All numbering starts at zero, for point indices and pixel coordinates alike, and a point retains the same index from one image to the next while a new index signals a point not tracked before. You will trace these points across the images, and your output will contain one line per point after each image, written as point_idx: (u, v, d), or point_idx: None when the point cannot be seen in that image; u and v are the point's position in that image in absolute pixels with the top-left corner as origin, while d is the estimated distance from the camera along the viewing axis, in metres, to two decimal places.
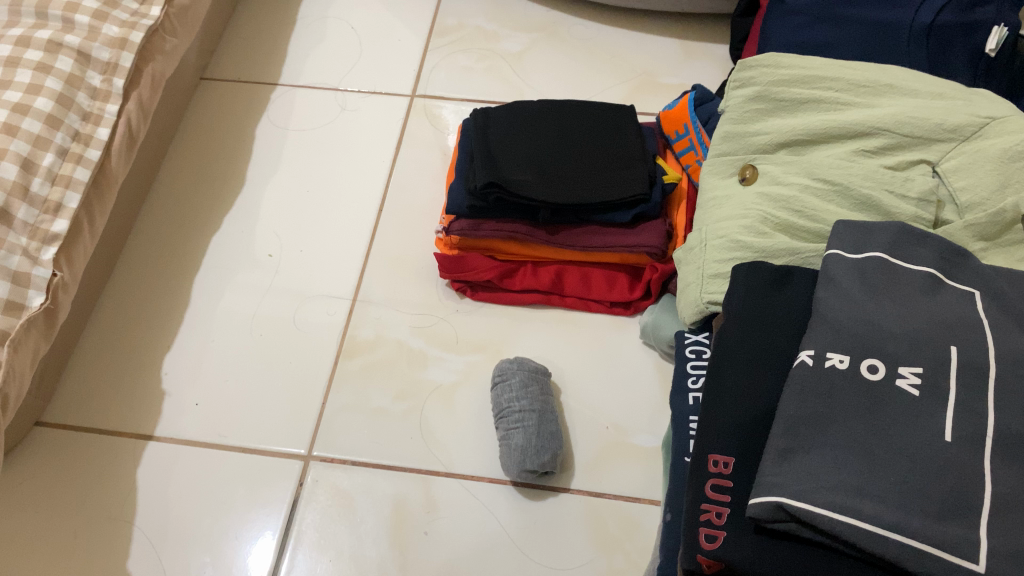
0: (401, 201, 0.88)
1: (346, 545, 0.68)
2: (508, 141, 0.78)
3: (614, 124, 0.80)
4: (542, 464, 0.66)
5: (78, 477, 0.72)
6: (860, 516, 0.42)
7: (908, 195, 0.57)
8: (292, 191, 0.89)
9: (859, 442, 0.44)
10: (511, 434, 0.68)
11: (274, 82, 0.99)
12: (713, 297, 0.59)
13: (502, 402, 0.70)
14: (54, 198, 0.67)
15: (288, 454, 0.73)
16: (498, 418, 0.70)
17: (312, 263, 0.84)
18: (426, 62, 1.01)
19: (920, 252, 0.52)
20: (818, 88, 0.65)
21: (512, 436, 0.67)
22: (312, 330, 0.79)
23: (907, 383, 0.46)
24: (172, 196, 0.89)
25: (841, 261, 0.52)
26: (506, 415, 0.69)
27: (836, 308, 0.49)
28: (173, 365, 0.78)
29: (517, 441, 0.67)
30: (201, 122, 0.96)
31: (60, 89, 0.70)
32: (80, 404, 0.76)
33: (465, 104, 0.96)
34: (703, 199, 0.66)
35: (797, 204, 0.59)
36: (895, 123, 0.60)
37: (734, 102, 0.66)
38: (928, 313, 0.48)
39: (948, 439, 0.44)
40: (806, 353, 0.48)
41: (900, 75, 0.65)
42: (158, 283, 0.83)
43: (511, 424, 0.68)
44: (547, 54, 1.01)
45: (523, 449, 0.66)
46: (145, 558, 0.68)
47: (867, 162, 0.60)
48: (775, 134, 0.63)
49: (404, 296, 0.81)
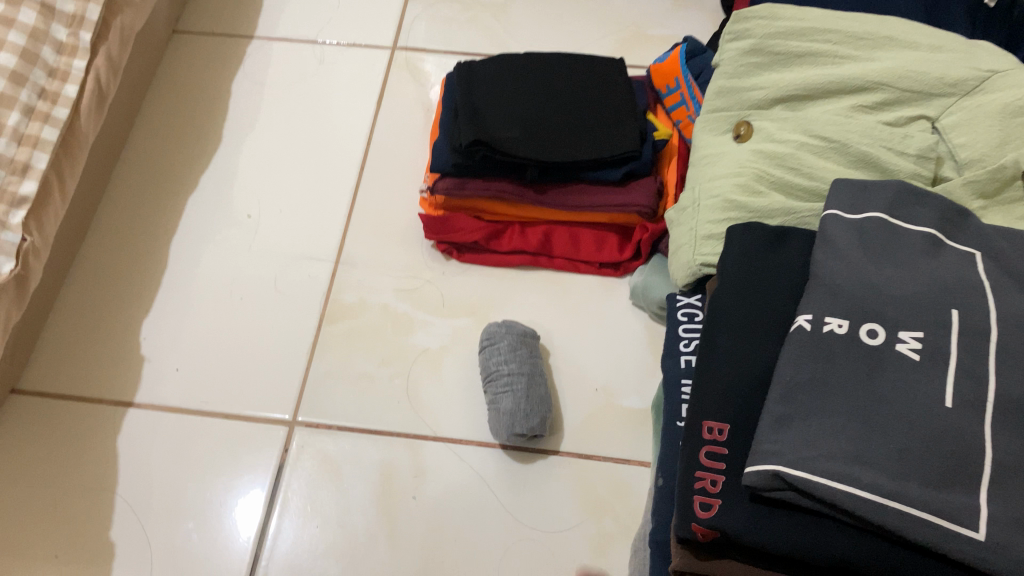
0: (384, 159, 0.86)
1: (332, 511, 0.67)
2: (493, 96, 0.75)
3: (604, 78, 0.78)
4: (531, 428, 0.65)
5: (57, 445, 0.70)
6: (858, 484, 0.41)
7: (907, 152, 0.56)
8: (271, 149, 0.87)
9: (857, 409, 0.44)
10: (500, 400, 0.66)
11: (250, 35, 0.96)
12: (706, 258, 0.57)
13: (490, 369, 0.68)
14: (21, 158, 0.64)
15: (273, 420, 0.71)
16: (487, 386, 0.68)
17: (293, 224, 0.82)
18: (408, 13, 0.97)
19: (920, 211, 0.50)
20: (816, 41, 0.62)
21: (501, 402, 0.66)
22: (294, 294, 0.77)
23: (906, 348, 0.44)
24: (147, 153, 0.86)
25: (839, 222, 0.50)
26: (493, 382, 0.67)
27: (835, 271, 0.48)
28: (151, 330, 0.76)
29: (507, 407, 0.66)
30: (175, 77, 0.92)
31: (23, 43, 0.66)
32: (58, 370, 0.73)
33: (448, 58, 0.93)
34: (696, 156, 0.64)
35: (792, 161, 0.58)
36: (893, 78, 0.58)
37: (728, 55, 0.64)
38: (927, 275, 0.47)
39: (948, 405, 0.42)
40: (804, 317, 0.47)
41: (902, 26, 0.62)
42: (133, 245, 0.80)
43: (500, 390, 0.67)
44: (532, 5, 0.98)
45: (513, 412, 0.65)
46: (129, 528, 0.67)
47: (865, 118, 0.58)
48: (770, 89, 0.61)
49: (388, 258, 0.79)
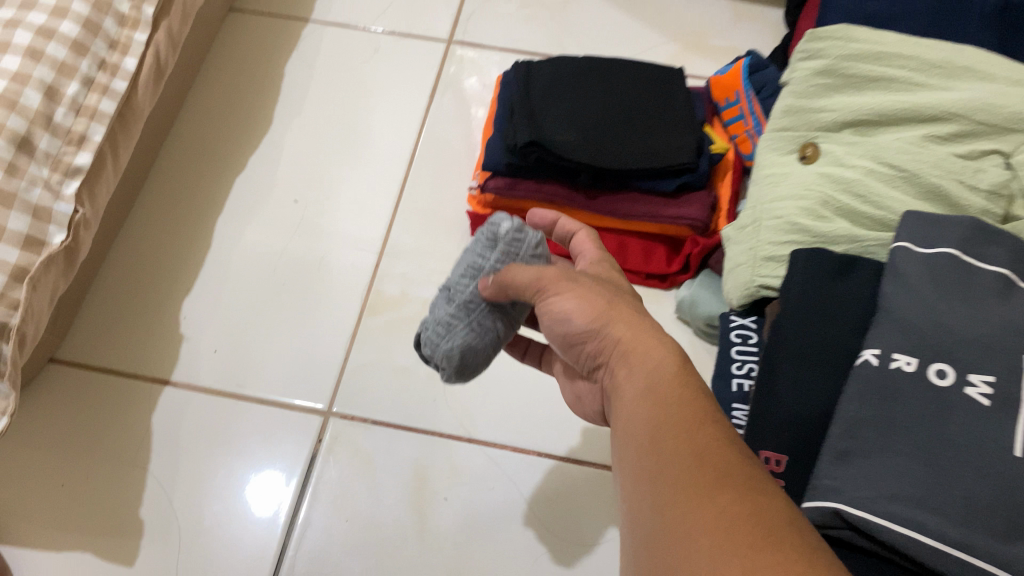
0: (433, 153, 0.85)
1: (362, 506, 0.67)
2: (551, 98, 0.75)
3: (663, 87, 0.77)
4: (467, 366, 0.48)
5: (90, 418, 0.69)
6: (923, 530, 0.39)
7: (978, 187, 0.55)
8: (320, 133, 0.86)
9: (922, 450, 0.42)
10: (480, 301, 0.48)
11: (306, 18, 0.95)
12: (766, 280, 0.57)
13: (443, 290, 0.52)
14: (78, 130, 0.64)
15: (308, 409, 0.71)
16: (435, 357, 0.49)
17: (339, 212, 0.81)
18: (465, 6, 0.96)
19: (993, 252, 0.49)
20: (891, 66, 0.62)
21: (482, 320, 0.48)
22: (337, 283, 0.77)
23: (976, 392, 0.43)
24: (196, 130, 0.86)
25: (910, 256, 0.50)
26: (460, 272, 0.49)
27: (905, 305, 0.47)
28: (191, 308, 0.75)
29: (493, 321, 0.49)
30: (229, 54, 0.92)
31: (86, 14, 0.66)
32: (97, 342, 0.73)
33: (503, 54, 0.92)
34: (757, 174, 0.63)
35: (860, 188, 0.56)
36: (969, 109, 0.57)
37: (799, 74, 0.64)
38: (1002, 318, 0.46)
39: (1018, 454, 0.41)
40: (871, 352, 0.46)
41: (979, 54, 0.61)
42: (179, 222, 0.80)
43: (474, 282, 0.49)
44: (592, 7, 0.97)
45: (509, 322, 0.50)
46: (159, 506, 0.66)
47: (937, 148, 0.57)
48: (841, 112, 0.60)
49: (433, 252, 0.79)
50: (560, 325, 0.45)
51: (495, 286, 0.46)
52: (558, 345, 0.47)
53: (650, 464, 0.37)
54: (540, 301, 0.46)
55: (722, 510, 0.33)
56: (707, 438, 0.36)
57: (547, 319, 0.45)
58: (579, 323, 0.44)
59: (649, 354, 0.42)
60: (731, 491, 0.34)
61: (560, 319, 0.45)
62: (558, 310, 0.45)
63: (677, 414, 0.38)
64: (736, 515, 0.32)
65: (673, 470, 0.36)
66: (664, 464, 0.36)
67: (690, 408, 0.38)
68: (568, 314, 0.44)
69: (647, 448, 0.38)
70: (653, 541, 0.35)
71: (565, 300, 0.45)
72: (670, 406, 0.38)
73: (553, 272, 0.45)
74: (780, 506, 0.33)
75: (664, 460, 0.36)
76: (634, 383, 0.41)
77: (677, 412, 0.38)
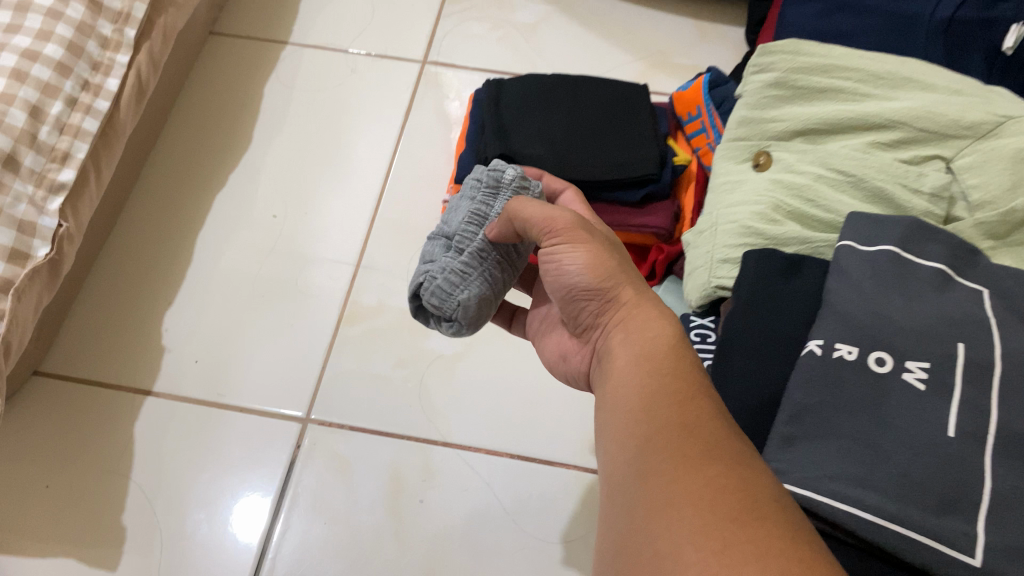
0: (408, 168, 0.88)
1: (341, 509, 0.69)
2: (520, 113, 0.78)
3: (628, 103, 0.80)
4: (477, 313, 0.52)
5: (74, 427, 0.71)
6: (861, 505, 0.42)
7: (921, 190, 0.58)
8: (298, 150, 0.89)
9: (863, 434, 0.45)
10: (490, 249, 0.52)
11: (284, 40, 0.98)
12: (721, 282, 0.59)
13: (436, 245, 0.56)
14: (62, 147, 0.67)
15: (287, 416, 0.73)
16: (441, 309, 0.52)
17: (317, 226, 0.84)
18: (439, 27, 0.99)
19: (931, 248, 0.52)
20: (838, 77, 0.65)
21: (493, 268, 0.52)
22: (315, 295, 0.79)
23: (913, 377, 0.46)
24: (178, 149, 0.88)
25: (853, 253, 0.53)
26: (464, 220, 0.54)
27: (847, 298, 0.50)
28: (173, 321, 0.77)
29: (501, 271, 0.53)
30: (209, 76, 0.94)
31: (70, 37, 0.69)
32: (81, 355, 0.75)
33: (475, 73, 0.95)
34: (714, 182, 0.66)
35: (809, 193, 0.59)
36: (911, 117, 0.60)
37: (752, 86, 0.67)
38: (937, 309, 0.48)
39: (951, 434, 0.43)
40: (815, 342, 0.49)
41: (920, 66, 0.65)
42: (161, 238, 0.82)
43: (479, 230, 0.53)
44: (561, 27, 1.00)
45: (512, 273, 0.54)
46: (141, 512, 0.68)
47: (882, 154, 0.60)
48: (792, 122, 0.64)
49: (408, 263, 0.82)
50: (566, 277, 0.48)
51: (508, 223, 0.50)
52: (558, 293, 0.50)
53: (641, 428, 0.39)
54: (547, 244, 0.48)
55: (712, 482, 0.35)
56: (698, 412, 0.39)
57: (549, 266, 0.48)
58: (587, 277, 0.47)
59: (653, 324, 0.44)
60: (719, 464, 0.35)
61: (569, 268, 0.47)
62: (562, 258, 0.47)
63: (674, 385, 0.40)
64: (724, 490, 0.34)
65: (662, 440, 0.37)
66: (655, 432, 0.38)
67: (687, 384, 0.40)
68: (570, 264, 0.47)
69: (640, 411, 0.40)
70: (636, 504, 0.36)
71: (570, 250, 0.47)
72: (668, 379, 0.41)
73: (565, 219, 0.48)
74: (766, 484, 0.35)
75: (655, 425, 0.38)
76: (637, 346, 0.44)
77: (675, 384, 0.40)
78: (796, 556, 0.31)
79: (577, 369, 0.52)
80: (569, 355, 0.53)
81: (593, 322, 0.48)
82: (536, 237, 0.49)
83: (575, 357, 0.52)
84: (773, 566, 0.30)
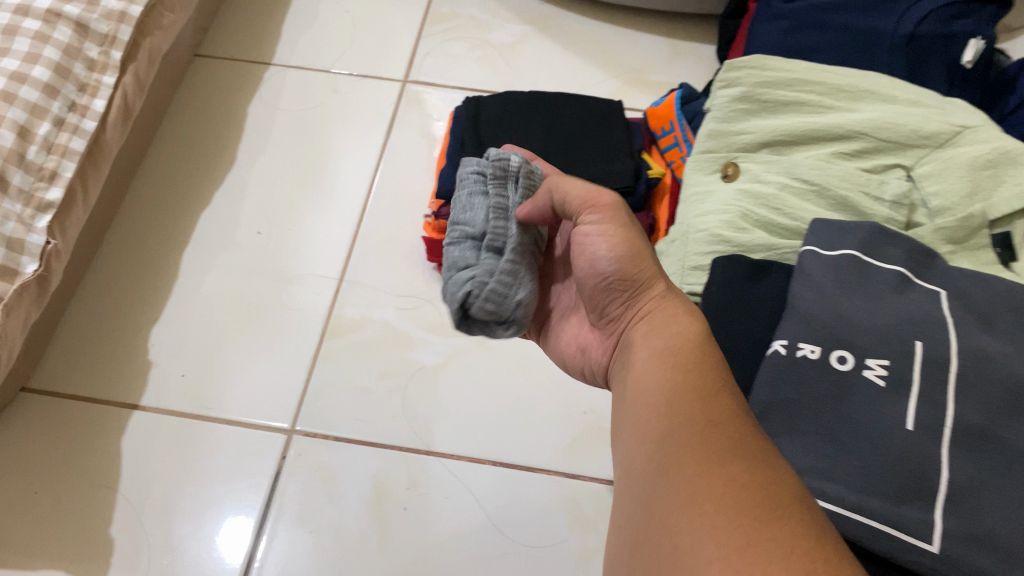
0: (390, 185, 0.90)
1: (326, 517, 0.70)
2: (499, 129, 0.80)
3: (603, 118, 0.83)
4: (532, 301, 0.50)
5: (61, 443, 0.72)
6: (824, 496, 0.44)
7: (883, 198, 0.60)
8: (282, 169, 0.91)
9: (826, 428, 0.47)
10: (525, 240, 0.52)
11: (268, 62, 1.00)
12: (693, 288, 0.62)
13: (456, 248, 0.52)
14: (49, 166, 0.68)
15: (273, 428, 0.74)
16: (498, 312, 0.49)
17: (302, 242, 0.85)
18: (420, 48, 1.02)
19: (891, 251, 0.54)
20: (802, 91, 0.68)
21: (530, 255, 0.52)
22: (300, 310, 0.81)
23: (873, 373, 0.48)
24: (164, 169, 0.90)
25: (816, 258, 0.55)
26: (494, 213, 0.52)
27: (809, 301, 0.52)
28: (160, 337, 0.79)
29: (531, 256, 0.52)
30: (195, 97, 0.96)
31: (58, 59, 0.71)
32: (68, 372, 0.76)
33: (455, 92, 0.97)
34: (686, 193, 0.68)
35: (775, 202, 0.61)
36: (872, 128, 0.63)
37: (720, 101, 0.70)
38: (896, 310, 0.50)
39: (910, 427, 0.45)
40: (780, 343, 0.51)
41: (880, 80, 0.68)
42: (147, 256, 0.84)
43: (508, 221, 0.52)
44: (539, 46, 1.03)
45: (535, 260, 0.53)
46: (128, 524, 0.69)
47: (844, 164, 0.63)
48: (758, 134, 0.66)
49: (391, 277, 0.83)
50: (598, 263, 0.49)
51: (546, 198, 0.51)
52: (585, 285, 0.51)
53: (663, 427, 0.40)
54: (583, 219, 0.50)
55: (736, 478, 0.35)
56: (720, 410, 0.39)
57: (581, 245, 0.50)
58: (623, 269, 0.48)
59: (679, 323, 0.46)
60: (742, 461, 0.36)
61: (603, 260, 0.49)
62: (598, 242, 0.49)
63: (697, 385, 0.41)
64: (748, 487, 0.34)
65: (685, 437, 0.38)
66: (677, 431, 0.39)
67: (709, 385, 0.41)
68: (603, 245, 0.49)
69: (663, 408, 0.41)
70: (658, 500, 0.37)
71: (604, 231, 0.49)
72: (691, 381, 0.41)
73: (606, 199, 0.50)
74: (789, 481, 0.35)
75: (679, 422, 0.39)
76: (662, 345, 0.45)
77: (699, 383, 0.41)
78: (820, 556, 0.31)
79: (593, 362, 0.53)
80: (586, 348, 0.54)
81: (618, 310, 0.50)
82: (573, 212, 0.51)
83: (593, 350, 0.53)
84: (796, 566, 0.31)
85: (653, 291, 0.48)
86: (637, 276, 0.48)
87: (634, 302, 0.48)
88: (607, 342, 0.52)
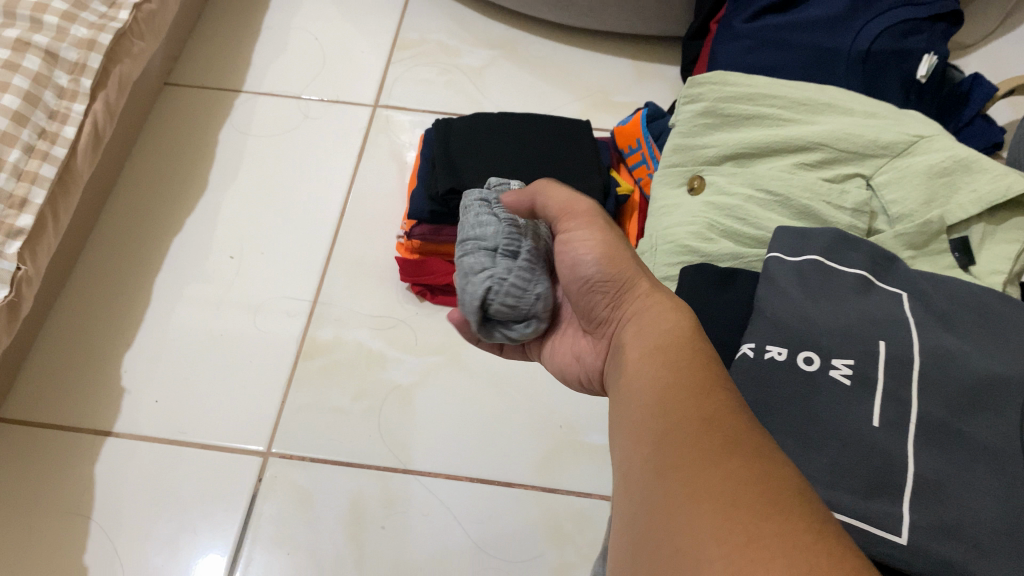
0: (362, 207, 0.91)
1: (303, 538, 0.70)
2: (469, 149, 0.81)
3: (571, 136, 0.84)
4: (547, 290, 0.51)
5: (33, 473, 0.71)
6: None
7: (844, 206, 0.62)
8: (254, 194, 0.91)
9: (795, 427, 0.48)
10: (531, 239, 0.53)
11: (238, 89, 1.01)
12: None
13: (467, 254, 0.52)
14: (19, 193, 0.68)
15: (249, 450, 0.74)
16: (517, 307, 0.50)
17: (275, 265, 0.85)
18: (389, 73, 1.03)
19: (852, 256, 0.55)
20: (763, 105, 0.70)
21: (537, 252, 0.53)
22: (274, 332, 0.81)
23: (839, 373, 0.49)
24: (134, 196, 0.90)
25: (781, 264, 0.56)
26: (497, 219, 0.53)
27: (776, 305, 0.53)
28: (132, 363, 0.78)
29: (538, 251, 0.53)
30: (164, 125, 0.97)
31: (27, 87, 0.70)
32: (39, 401, 0.75)
33: (425, 116, 0.99)
34: (654, 207, 0.70)
35: (741, 212, 0.63)
36: (832, 139, 0.65)
37: (684, 116, 0.71)
38: (860, 311, 0.52)
39: (876, 424, 0.47)
40: (749, 345, 0.52)
41: (838, 94, 0.70)
42: (118, 282, 0.83)
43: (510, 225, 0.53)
44: (507, 70, 1.04)
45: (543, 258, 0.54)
46: (102, 551, 0.68)
47: (807, 174, 0.64)
48: (722, 147, 0.68)
49: (365, 298, 0.84)
50: (581, 267, 0.49)
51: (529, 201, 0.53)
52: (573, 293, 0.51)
53: (657, 429, 0.38)
54: (563, 227, 0.51)
55: (734, 475, 0.33)
56: (713, 406, 0.38)
57: (562, 252, 0.50)
58: (604, 268, 0.48)
59: (666, 320, 0.45)
60: (741, 458, 0.34)
61: (584, 260, 0.49)
62: (578, 245, 0.49)
63: (688, 383, 0.39)
64: (746, 483, 0.33)
65: (680, 437, 0.36)
66: (671, 433, 0.37)
67: (700, 382, 0.39)
68: (584, 248, 0.49)
69: (657, 409, 0.39)
70: (654, 503, 0.35)
71: (583, 233, 0.50)
72: (682, 380, 0.40)
73: (584, 206, 0.51)
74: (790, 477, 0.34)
75: (674, 420, 0.37)
76: (651, 346, 0.43)
77: (692, 381, 0.40)
78: (824, 552, 0.29)
79: (590, 368, 0.53)
80: (583, 355, 0.54)
81: (605, 312, 0.49)
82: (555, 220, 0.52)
83: (590, 356, 0.53)
84: (798, 562, 0.29)
85: (637, 289, 0.48)
86: (616, 273, 0.48)
87: (621, 304, 0.48)
88: (601, 343, 0.51)
